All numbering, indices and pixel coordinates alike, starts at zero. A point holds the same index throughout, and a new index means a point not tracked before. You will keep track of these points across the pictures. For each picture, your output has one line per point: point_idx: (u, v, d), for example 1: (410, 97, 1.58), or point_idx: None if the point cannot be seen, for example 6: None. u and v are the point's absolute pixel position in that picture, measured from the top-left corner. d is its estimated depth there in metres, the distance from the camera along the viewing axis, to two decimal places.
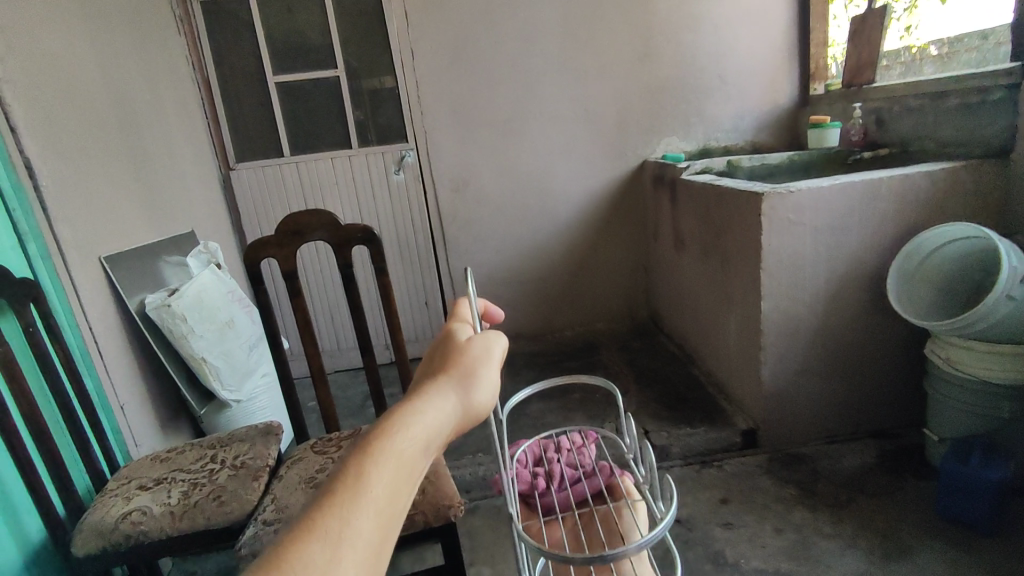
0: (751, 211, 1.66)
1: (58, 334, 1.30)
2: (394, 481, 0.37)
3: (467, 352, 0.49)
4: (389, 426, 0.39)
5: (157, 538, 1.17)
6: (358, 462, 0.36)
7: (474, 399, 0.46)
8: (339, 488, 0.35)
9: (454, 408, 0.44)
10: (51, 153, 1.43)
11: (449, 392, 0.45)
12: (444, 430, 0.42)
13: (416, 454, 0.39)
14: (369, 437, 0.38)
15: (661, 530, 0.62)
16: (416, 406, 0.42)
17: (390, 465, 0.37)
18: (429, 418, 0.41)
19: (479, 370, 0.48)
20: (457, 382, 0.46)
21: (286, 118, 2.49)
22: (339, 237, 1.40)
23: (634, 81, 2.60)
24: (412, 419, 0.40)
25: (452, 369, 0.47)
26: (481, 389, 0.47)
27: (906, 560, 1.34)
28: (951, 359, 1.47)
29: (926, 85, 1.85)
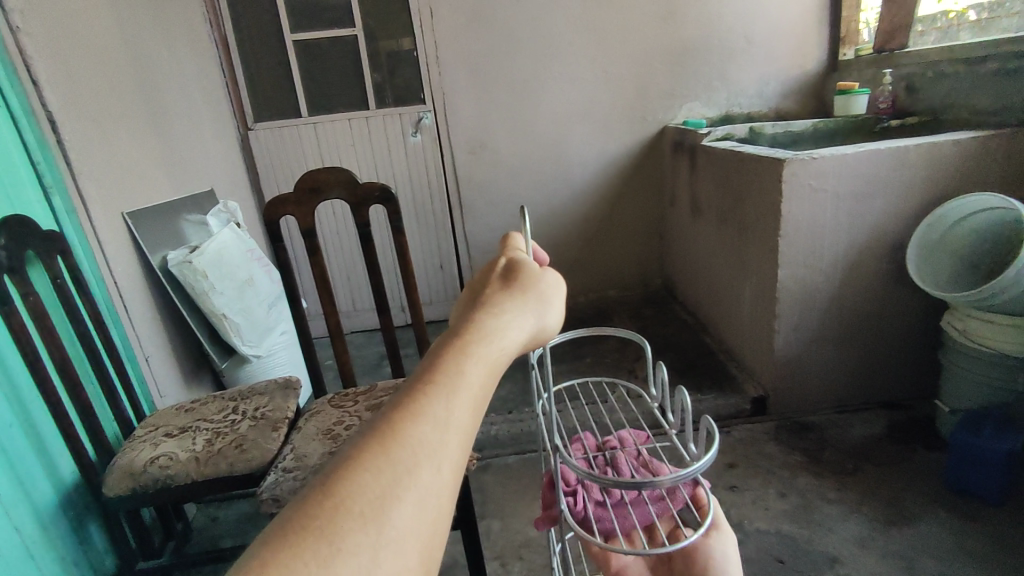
0: (771, 178, 1.63)
1: (85, 286, 1.34)
2: (488, 377, 0.35)
3: (547, 274, 0.46)
4: (482, 330, 0.37)
5: (183, 482, 1.22)
6: (457, 356, 0.34)
7: (551, 320, 0.44)
8: (438, 380, 0.33)
9: (536, 326, 0.42)
10: (72, 107, 1.45)
11: (532, 307, 0.42)
12: (527, 337, 0.41)
13: (504, 356, 0.38)
14: (464, 334, 0.36)
15: (704, 464, 0.64)
16: (506, 311, 0.40)
17: (485, 362, 0.35)
18: (516, 331, 0.39)
19: (558, 294, 0.45)
20: (538, 300, 0.43)
21: (303, 78, 2.47)
22: (357, 196, 1.41)
23: (657, 43, 2.53)
24: (503, 328, 0.38)
25: (533, 285, 0.44)
26: (558, 311, 0.44)
27: (908, 526, 1.36)
28: (968, 330, 1.46)
29: (962, 50, 1.78)
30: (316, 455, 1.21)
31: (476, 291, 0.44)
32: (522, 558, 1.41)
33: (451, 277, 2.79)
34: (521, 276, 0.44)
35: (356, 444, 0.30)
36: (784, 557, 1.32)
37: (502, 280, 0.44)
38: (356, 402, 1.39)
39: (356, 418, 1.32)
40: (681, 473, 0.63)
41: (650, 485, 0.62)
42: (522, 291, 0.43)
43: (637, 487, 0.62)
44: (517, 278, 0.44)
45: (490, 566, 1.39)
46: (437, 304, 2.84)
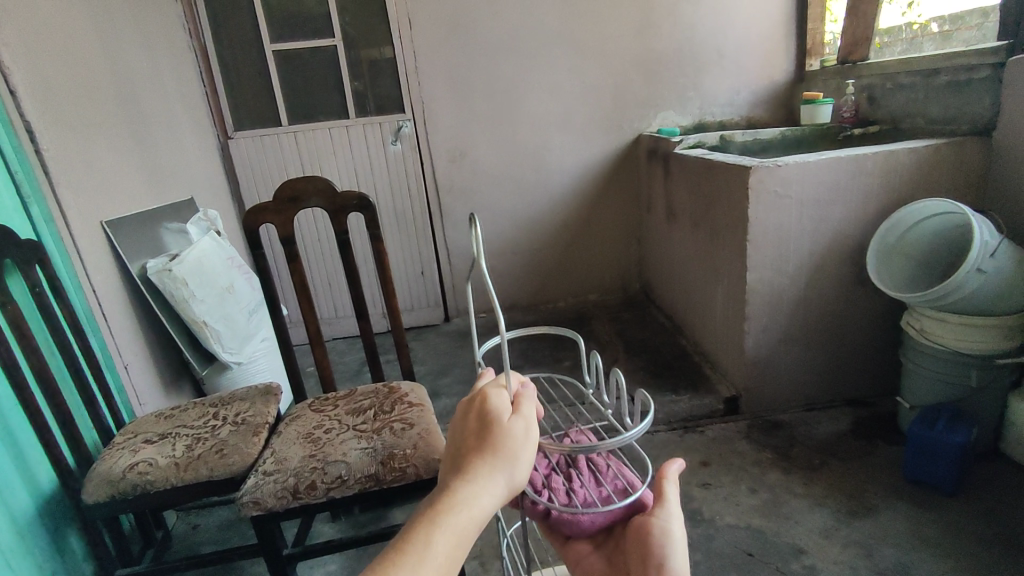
0: (738, 184, 1.70)
1: (64, 294, 1.35)
2: (443, 561, 0.49)
3: (515, 427, 0.55)
4: (445, 513, 0.51)
5: (164, 487, 1.23)
6: (415, 548, 0.49)
7: (519, 477, 0.54)
8: (399, 570, 0.47)
9: (501, 493, 0.53)
10: (50, 117, 1.46)
11: (498, 472, 0.53)
12: (488, 510, 0.52)
13: (462, 538, 0.50)
14: (427, 521, 0.50)
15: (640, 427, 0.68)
16: (467, 493, 0.52)
17: (439, 552, 0.49)
18: (478, 506, 0.52)
19: (524, 450, 0.55)
20: (503, 465, 0.54)
21: (284, 87, 2.50)
22: (335, 204, 1.43)
23: (632, 53, 2.60)
24: (464, 508, 0.51)
25: (501, 445, 0.54)
26: (524, 468, 0.55)
27: (871, 518, 1.42)
28: (924, 329, 1.54)
29: (917, 63, 1.87)
30: (296, 458, 1.23)
31: (460, 447, 0.56)
32: (500, 556, 1.44)
33: (432, 284, 2.82)
34: (492, 432, 0.55)
35: None
36: (753, 550, 1.37)
37: (476, 435, 0.56)
38: (336, 406, 1.41)
39: (336, 421, 1.34)
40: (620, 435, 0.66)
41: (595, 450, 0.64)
42: (490, 455, 0.54)
43: (584, 452, 0.64)
44: (488, 432, 0.55)
45: (469, 564, 1.42)
46: (419, 310, 2.86)
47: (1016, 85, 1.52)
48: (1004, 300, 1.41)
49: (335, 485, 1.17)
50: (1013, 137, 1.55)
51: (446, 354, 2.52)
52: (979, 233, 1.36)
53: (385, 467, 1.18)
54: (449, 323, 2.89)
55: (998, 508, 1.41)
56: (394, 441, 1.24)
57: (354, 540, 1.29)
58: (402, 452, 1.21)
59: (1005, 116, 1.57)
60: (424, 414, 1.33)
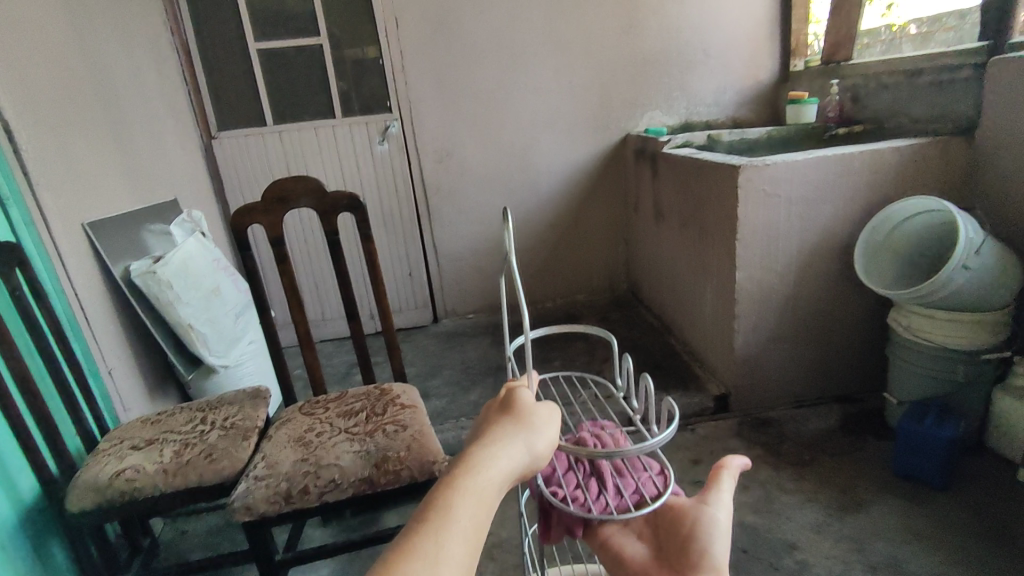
0: (728, 183, 1.71)
1: (45, 298, 1.31)
2: (476, 513, 0.47)
3: (537, 408, 0.60)
4: (473, 464, 0.51)
5: (152, 493, 1.20)
6: (446, 496, 0.47)
7: (541, 448, 0.56)
8: (431, 516, 0.46)
9: (524, 454, 0.54)
10: (28, 116, 1.42)
11: (520, 436, 0.56)
12: (512, 473, 0.53)
13: (492, 493, 0.50)
14: (455, 475, 0.50)
15: (666, 437, 0.73)
16: (492, 452, 0.52)
17: (471, 501, 0.48)
18: (504, 459, 0.52)
19: (544, 424, 0.58)
20: (525, 430, 0.56)
21: (268, 86, 2.46)
22: (325, 205, 1.41)
23: (619, 54, 2.61)
24: (491, 459, 0.52)
25: (522, 418, 0.58)
26: (545, 441, 0.57)
27: (861, 513, 1.44)
28: (912, 326, 1.56)
29: (900, 63, 1.90)
30: (288, 461, 1.21)
31: (481, 429, 0.58)
32: (496, 558, 1.43)
33: (420, 284, 2.80)
34: (514, 410, 0.59)
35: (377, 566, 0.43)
36: (746, 546, 1.38)
37: (498, 416, 0.59)
38: (327, 410, 1.39)
39: (327, 424, 1.32)
40: (644, 444, 0.72)
41: (621, 454, 0.71)
42: (512, 424, 0.57)
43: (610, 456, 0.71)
44: (509, 413, 0.59)
45: None
46: (407, 312, 2.84)
47: (996, 85, 1.55)
48: (987, 296, 1.44)
49: (329, 489, 1.15)
50: (994, 136, 1.58)
51: (436, 355, 2.50)
52: (964, 230, 1.38)
53: (379, 470, 1.17)
54: (437, 324, 2.88)
55: (984, 501, 1.44)
56: (388, 443, 1.22)
57: (347, 543, 1.28)
58: (395, 454, 1.19)
59: (986, 116, 1.60)
60: (417, 416, 1.32)
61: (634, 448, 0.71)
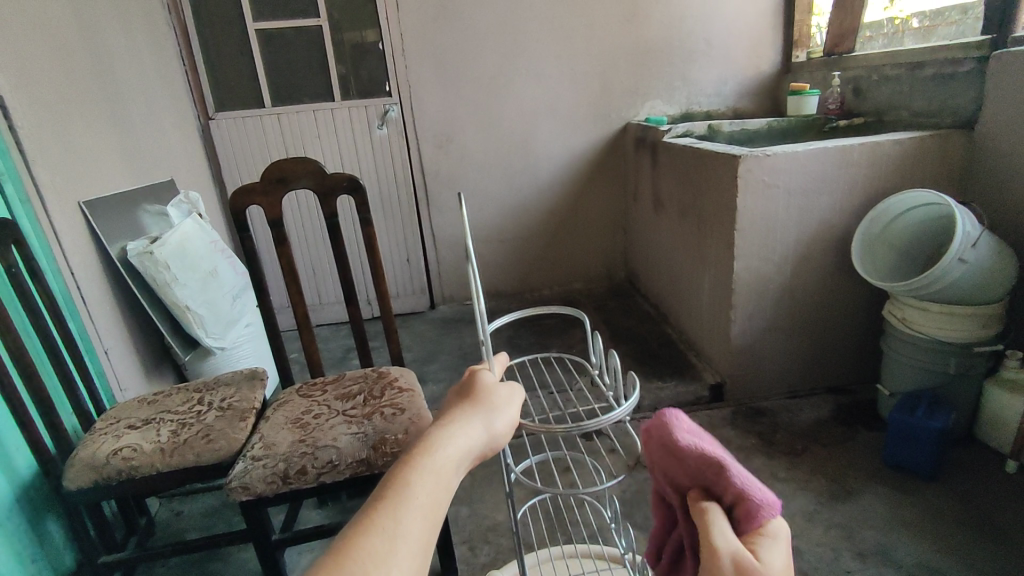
0: (728, 173, 1.71)
1: (41, 276, 1.30)
2: (434, 490, 0.47)
3: (496, 389, 0.60)
4: (432, 441, 0.51)
5: (149, 472, 1.21)
6: (405, 474, 0.47)
7: (499, 428, 0.56)
8: (390, 494, 0.45)
9: (483, 433, 0.54)
10: (23, 92, 1.40)
11: (479, 416, 0.55)
12: (470, 451, 0.53)
13: (450, 471, 0.49)
14: (414, 453, 0.49)
15: (624, 410, 0.73)
16: (451, 430, 0.52)
17: (430, 479, 0.47)
18: (462, 437, 0.52)
19: (503, 405, 0.58)
20: (483, 410, 0.56)
21: (267, 68, 2.44)
22: (325, 186, 1.40)
23: (621, 41, 2.59)
24: (451, 437, 0.52)
25: (481, 399, 0.58)
26: (504, 421, 0.57)
27: (852, 501, 1.46)
28: (907, 319, 1.58)
29: (904, 56, 1.90)
30: (285, 442, 1.21)
31: (440, 409, 0.58)
32: (491, 541, 1.45)
33: (418, 270, 2.80)
34: (473, 392, 0.59)
35: (334, 545, 0.42)
36: None
37: (457, 398, 0.59)
38: (325, 392, 1.39)
39: (325, 407, 1.32)
40: (607, 417, 0.71)
41: (589, 427, 0.70)
42: (469, 405, 0.57)
43: (579, 430, 0.70)
44: (468, 394, 0.59)
45: (458, 549, 1.43)
46: (405, 297, 2.84)
47: (998, 79, 1.55)
48: (982, 289, 1.45)
49: (327, 469, 1.16)
50: (995, 130, 1.59)
51: (433, 341, 2.51)
52: (962, 224, 1.39)
53: (377, 452, 1.18)
54: (434, 310, 2.88)
55: (973, 492, 1.46)
56: (385, 426, 1.23)
57: (345, 524, 1.29)
58: (393, 437, 1.20)
59: (987, 110, 1.60)
60: (415, 399, 1.33)
61: (601, 418, 0.71)
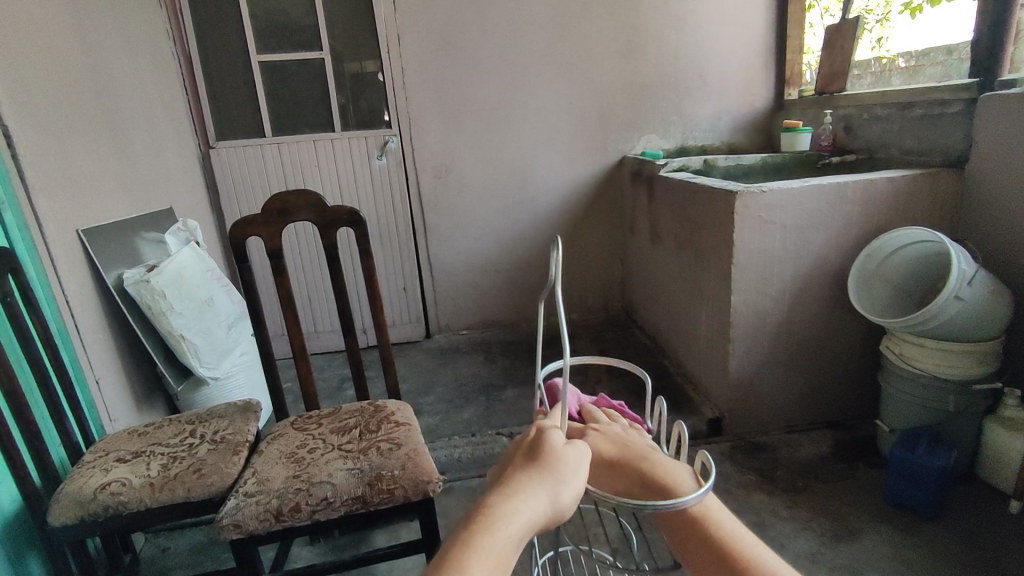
0: (724, 208, 1.73)
1: (36, 306, 1.29)
2: (492, 573, 0.47)
3: (566, 454, 0.58)
4: (494, 516, 0.50)
5: (136, 508, 1.18)
6: (463, 554, 0.47)
7: (566, 500, 0.54)
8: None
9: (546, 507, 0.53)
10: (26, 121, 1.41)
11: (544, 487, 0.54)
12: (533, 526, 0.51)
13: (509, 552, 0.48)
14: (473, 528, 0.49)
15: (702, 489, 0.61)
16: (514, 504, 0.51)
17: (487, 561, 0.47)
18: (525, 513, 0.51)
19: (571, 473, 0.56)
20: (550, 479, 0.55)
21: (268, 98, 2.47)
22: (325, 218, 1.41)
23: (618, 77, 2.65)
24: (513, 512, 0.51)
25: (548, 466, 0.56)
26: (571, 492, 0.55)
27: (854, 541, 1.44)
28: (905, 355, 1.58)
29: (893, 95, 1.95)
30: (279, 478, 1.18)
31: (504, 472, 0.56)
32: None
33: (415, 300, 2.79)
34: (541, 455, 0.57)
35: None
36: None
37: (525, 458, 0.57)
38: (320, 425, 1.37)
39: (320, 441, 1.30)
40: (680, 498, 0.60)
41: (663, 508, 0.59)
42: (535, 471, 0.55)
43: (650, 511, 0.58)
44: (537, 457, 0.57)
45: None
46: (401, 327, 2.83)
47: (987, 120, 1.59)
48: (979, 326, 1.46)
49: (321, 506, 1.13)
50: (985, 170, 1.62)
51: (429, 372, 2.48)
52: (956, 261, 1.41)
53: (372, 489, 1.15)
54: (430, 340, 2.86)
55: (976, 532, 1.44)
56: (382, 461, 1.20)
57: (338, 563, 1.25)
58: (390, 473, 1.17)
59: (977, 150, 1.64)
60: (412, 434, 1.31)
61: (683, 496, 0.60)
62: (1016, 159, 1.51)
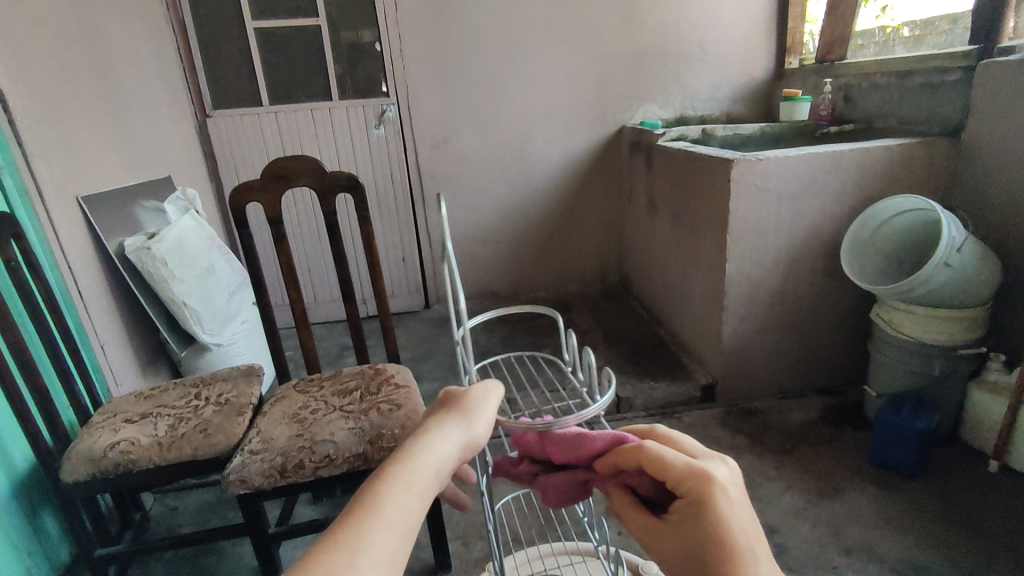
0: (720, 176, 1.74)
1: (40, 271, 1.31)
2: (408, 500, 0.45)
3: (472, 394, 0.59)
4: (406, 452, 0.49)
5: (145, 465, 1.22)
6: (375, 486, 0.45)
7: (478, 432, 0.55)
8: (358, 508, 0.44)
9: (460, 439, 0.53)
10: (22, 87, 1.41)
11: (455, 423, 0.55)
12: (449, 459, 0.51)
13: (427, 480, 0.48)
14: (386, 464, 0.48)
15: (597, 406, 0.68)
16: (427, 437, 0.51)
17: (403, 487, 0.46)
18: (440, 444, 0.51)
19: (480, 408, 0.57)
20: (461, 417, 0.56)
21: (264, 66, 2.45)
22: (324, 185, 1.42)
23: (617, 45, 2.62)
24: (426, 446, 0.50)
25: (456, 407, 0.57)
26: (482, 425, 0.56)
27: (838, 499, 1.49)
28: (893, 322, 1.61)
29: (893, 64, 1.94)
30: (283, 437, 1.22)
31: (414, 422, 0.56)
32: (485, 538, 1.46)
33: (413, 270, 2.82)
34: (448, 401, 0.58)
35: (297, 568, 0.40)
36: None
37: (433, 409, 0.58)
38: (321, 387, 1.40)
39: (321, 402, 1.34)
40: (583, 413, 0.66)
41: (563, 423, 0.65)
42: (443, 414, 0.56)
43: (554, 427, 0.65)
44: (445, 404, 0.58)
45: (452, 544, 1.45)
46: (399, 297, 2.86)
47: (983, 88, 1.59)
48: (966, 293, 1.49)
49: (324, 464, 1.18)
50: (980, 139, 1.62)
51: (427, 340, 2.52)
52: (946, 228, 1.43)
53: (373, 447, 1.19)
54: (429, 310, 2.89)
55: (957, 491, 1.49)
56: (381, 421, 1.24)
57: None
58: (390, 432, 1.22)
59: (973, 118, 1.64)
60: (411, 395, 1.34)
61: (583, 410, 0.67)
62: (1011, 126, 1.52)
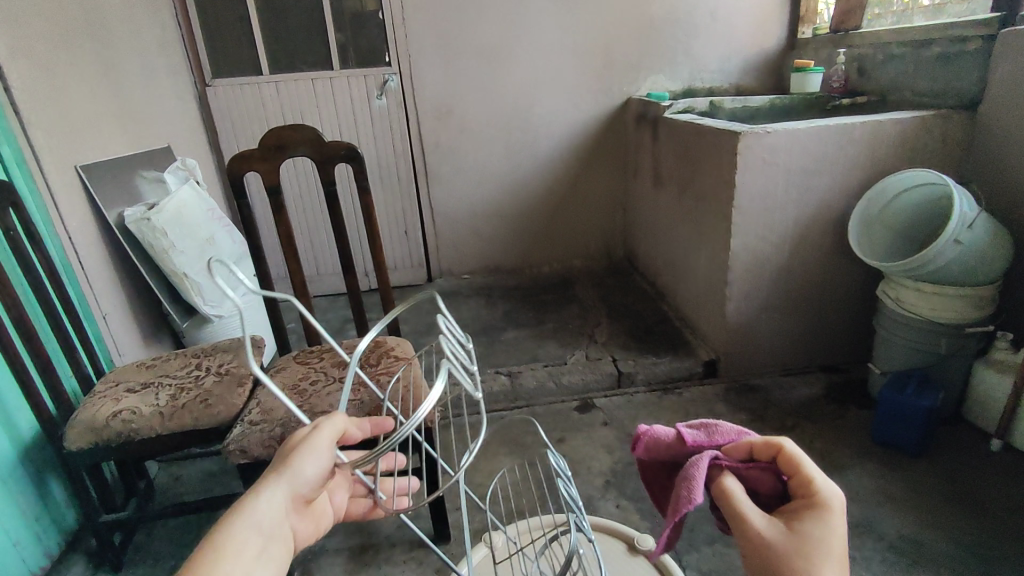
0: (728, 149, 1.70)
1: (39, 240, 1.31)
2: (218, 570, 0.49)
3: (307, 433, 0.59)
4: (224, 520, 0.52)
5: (147, 434, 1.23)
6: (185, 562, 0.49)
7: (306, 475, 0.58)
8: None
9: (285, 491, 0.56)
10: (18, 52, 1.38)
11: (282, 474, 0.57)
12: (271, 513, 0.55)
13: (241, 544, 0.51)
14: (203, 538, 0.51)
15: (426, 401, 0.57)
16: (250, 502, 0.54)
17: (213, 560, 0.49)
18: (259, 505, 0.54)
19: (313, 449, 0.58)
20: (290, 468, 0.57)
21: (264, 33, 2.40)
22: (323, 155, 1.39)
23: (625, 14, 2.55)
24: (245, 510, 0.53)
25: (286, 454, 0.58)
26: (313, 466, 0.58)
27: (838, 476, 1.49)
28: (901, 299, 1.59)
29: (910, 33, 1.88)
30: (283, 408, 1.23)
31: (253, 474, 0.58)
32: (484, 509, 1.48)
33: (416, 243, 2.80)
34: (284, 446, 0.59)
35: None
36: None
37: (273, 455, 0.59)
38: (322, 359, 1.40)
39: (322, 374, 1.34)
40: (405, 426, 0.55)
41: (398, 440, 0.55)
42: (274, 466, 0.58)
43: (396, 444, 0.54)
44: (281, 449, 0.59)
45: (452, 516, 1.46)
46: (402, 270, 2.85)
47: (1003, 59, 1.53)
48: (977, 271, 1.46)
49: None
50: (997, 112, 1.58)
51: (430, 314, 2.52)
52: (959, 204, 1.40)
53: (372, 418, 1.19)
54: (432, 284, 2.89)
55: (958, 469, 1.49)
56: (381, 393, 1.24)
57: None
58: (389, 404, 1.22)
59: (991, 90, 1.59)
60: (411, 368, 1.34)
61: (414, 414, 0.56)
62: None
